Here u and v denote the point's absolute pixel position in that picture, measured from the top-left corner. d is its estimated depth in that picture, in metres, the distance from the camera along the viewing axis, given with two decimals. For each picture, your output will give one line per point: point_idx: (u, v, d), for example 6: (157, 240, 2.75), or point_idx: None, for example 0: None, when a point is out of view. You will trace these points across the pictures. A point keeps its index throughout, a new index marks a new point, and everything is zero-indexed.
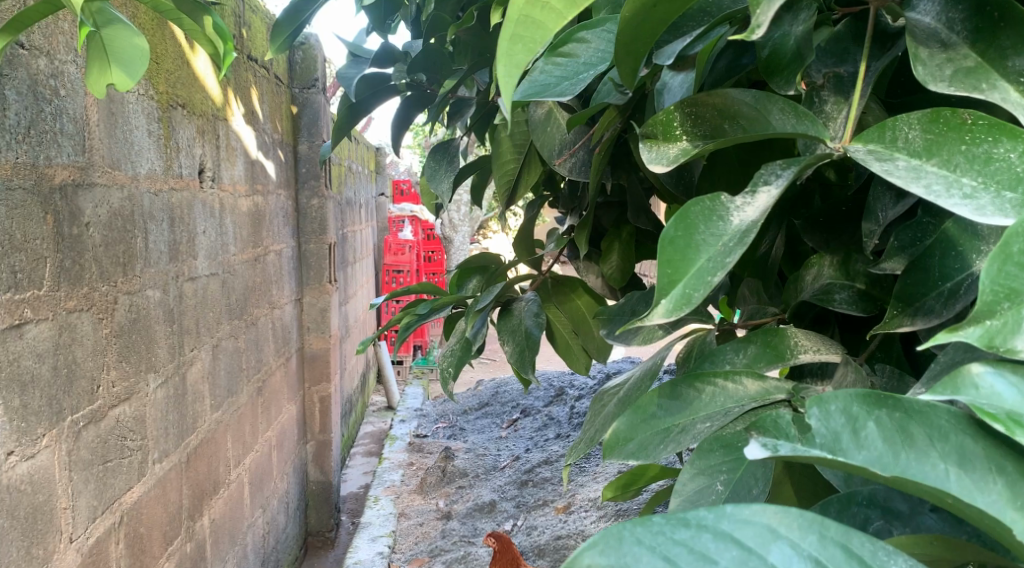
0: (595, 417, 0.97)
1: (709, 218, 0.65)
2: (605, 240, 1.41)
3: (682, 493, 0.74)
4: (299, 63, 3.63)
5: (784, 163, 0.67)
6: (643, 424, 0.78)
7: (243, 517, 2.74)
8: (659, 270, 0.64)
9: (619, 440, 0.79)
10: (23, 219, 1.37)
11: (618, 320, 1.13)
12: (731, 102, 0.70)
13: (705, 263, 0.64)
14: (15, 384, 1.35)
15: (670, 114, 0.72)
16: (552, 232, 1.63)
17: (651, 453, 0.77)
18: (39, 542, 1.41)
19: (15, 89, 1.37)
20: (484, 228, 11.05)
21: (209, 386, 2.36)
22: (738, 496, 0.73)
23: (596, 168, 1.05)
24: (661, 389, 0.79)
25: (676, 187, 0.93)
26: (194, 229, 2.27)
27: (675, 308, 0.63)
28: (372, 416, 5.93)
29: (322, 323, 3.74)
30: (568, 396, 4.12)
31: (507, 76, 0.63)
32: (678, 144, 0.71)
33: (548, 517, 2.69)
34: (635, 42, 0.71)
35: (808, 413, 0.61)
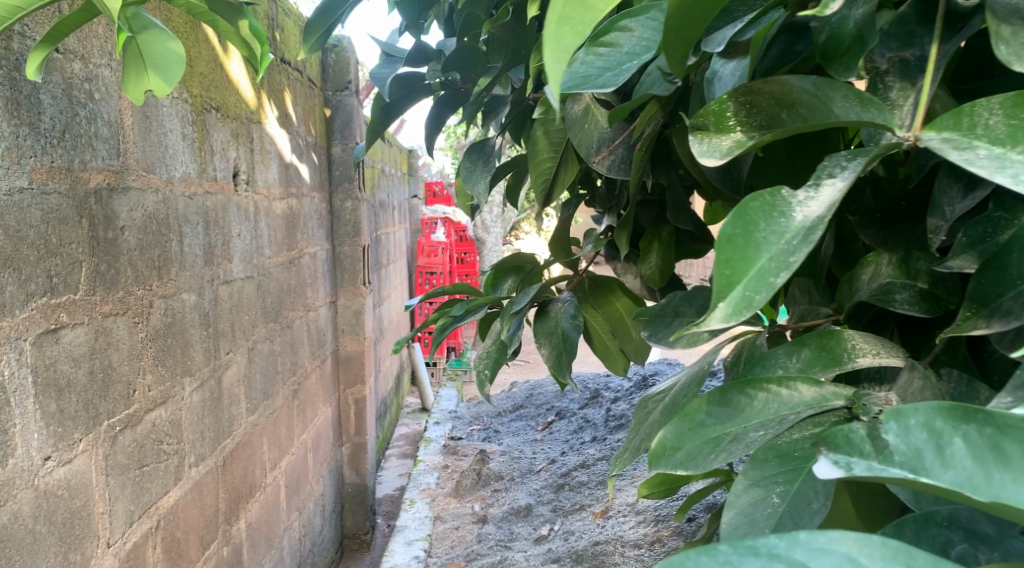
0: (640, 425, 0.94)
1: (769, 214, 0.62)
2: (644, 241, 1.38)
3: (736, 506, 0.70)
4: (332, 66, 3.63)
5: (849, 154, 0.65)
6: (691, 432, 0.75)
7: (279, 520, 2.73)
8: (716, 271, 0.60)
9: (666, 449, 0.76)
10: (58, 224, 1.36)
11: (660, 323, 1.08)
12: (788, 90, 0.67)
13: (766, 263, 0.60)
14: (52, 390, 1.34)
15: (723, 104, 0.68)
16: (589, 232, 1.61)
17: (701, 464, 0.73)
18: (77, 548, 1.40)
19: (50, 93, 1.37)
20: (516, 230, 11.06)
21: (244, 390, 2.36)
22: (796, 510, 0.69)
23: (636, 166, 1.02)
24: (709, 396, 0.75)
25: (722, 183, 0.89)
26: (229, 232, 2.27)
27: (735, 312, 0.60)
28: (407, 418, 5.94)
29: (357, 325, 3.73)
30: (603, 399, 4.08)
31: (555, 60, 0.59)
32: (731, 135, 0.68)
33: (585, 522, 2.66)
34: (683, 29, 0.68)
35: (887, 427, 0.61)
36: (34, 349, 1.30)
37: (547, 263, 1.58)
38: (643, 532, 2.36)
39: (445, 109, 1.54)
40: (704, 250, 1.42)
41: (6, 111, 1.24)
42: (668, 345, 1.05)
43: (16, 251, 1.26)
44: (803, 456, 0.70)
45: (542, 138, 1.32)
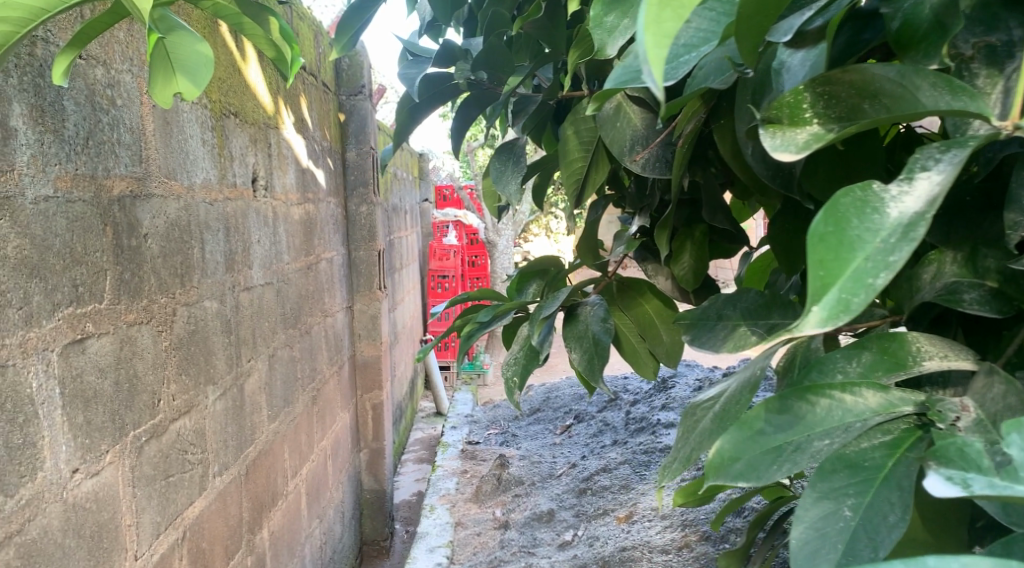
0: (688, 433, 0.91)
1: (862, 210, 0.61)
2: (677, 239, 1.33)
3: (805, 520, 0.68)
4: (346, 70, 3.62)
5: (942, 146, 0.64)
6: (750, 441, 0.72)
7: (300, 528, 2.71)
8: (811, 272, 0.59)
9: (724, 460, 0.72)
10: (83, 232, 1.34)
11: (703, 326, 1.06)
12: (869, 80, 0.68)
13: (862, 263, 0.59)
14: (79, 401, 1.32)
15: (799, 95, 0.69)
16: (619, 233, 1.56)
17: (764, 475, 0.70)
18: (105, 561, 1.38)
19: (73, 100, 1.34)
20: (526, 232, 11.03)
21: (266, 397, 2.34)
22: (872, 523, 0.66)
23: (676, 166, 0.98)
24: (768, 403, 0.72)
25: (771, 181, 0.87)
26: (249, 238, 2.25)
27: (830, 316, 0.58)
28: (422, 423, 5.90)
29: (373, 330, 3.71)
30: (623, 401, 4.05)
31: (656, 45, 0.56)
32: (808, 128, 0.68)
33: (609, 527, 2.63)
34: (756, 17, 0.69)
35: (1009, 439, 0.60)
36: (61, 360, 1.28)
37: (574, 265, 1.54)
38: (671, 538, 2.33)
39: (472, 110, 1.52)
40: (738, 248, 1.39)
41: (32, 119, 1.22)
42: (713, 350, 1.03)
43: (43, 259, 1.24)
44: (874, 467, 0.68)
45: (573, 137, 1.28)
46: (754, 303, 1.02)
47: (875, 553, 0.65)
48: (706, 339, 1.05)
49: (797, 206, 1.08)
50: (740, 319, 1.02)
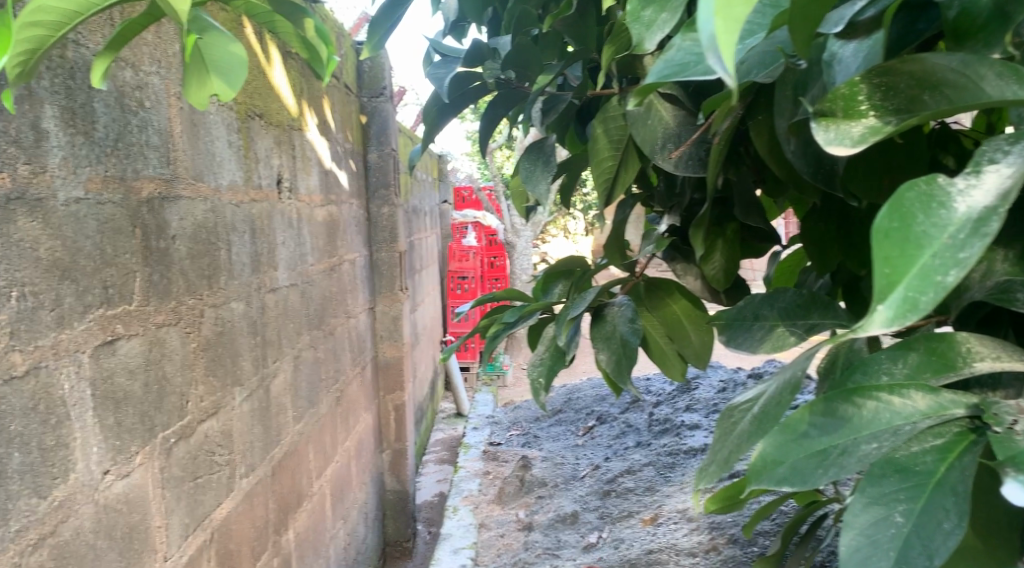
0: (726, 435, 0.89)
1: (928, 205, 0.61)
2: (708, 239, 1.30)
3: (855, 526, 0.67)
4: (367, 72, 3.62)
5: (1011, 138, 0.64)
6: (794, 444, 0.70)
7: (325, 529, 2.71)
8: (877, 269, 0.60)
9: (767, 464, 0.71)
10: (113, 234, 1.34)
11: (739, 327, 1.04)
12: (929, 71, 0.69)
13: (929, 261, 0.59)
14: (110, 402, 1.32)
15: (855, 87, 0.69)
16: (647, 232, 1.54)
17: (809, 480, 0.69)
18: (136, 562, 1.38)
19: (104, 102, 1.34)
20: (545, 234, 11.01)
21: (291, 398, 2.34)
22: (925, 529, 0.65)
23: (714, 165, 0.98)
24: (812, 406, 0.71)
25: (812, 177, 0.87)
26: (274, 240, 2.25)
27: (897, 316, 0.58)
28: (442, 424, 5.90)
29: (395, 331, 3.70)
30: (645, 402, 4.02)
31: (726, 32, 0.56)
32: (863, 121, 0.69)
33: (635, 529, 2.62)
34: (812, 5, 0.70)
35: None
36: (92, 362, 1.28)
37: (600, 265, 1.52)
38: (698, 540, 2.31)
39: (499, 109, 1.51)
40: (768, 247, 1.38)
41: (63, 121, 1.22)
42: (750, 351, 1.01)
43: (74, 262, 1.24)
44: (926, 472, 0.66)
45: (602, 136, 1.26)
46: (792, 303, 1.00)
47: (930, 562, 0.64)
48: (741, 340, 1.03)
49: (836, 203, 1.06)
50: (779, 320, 1.01)
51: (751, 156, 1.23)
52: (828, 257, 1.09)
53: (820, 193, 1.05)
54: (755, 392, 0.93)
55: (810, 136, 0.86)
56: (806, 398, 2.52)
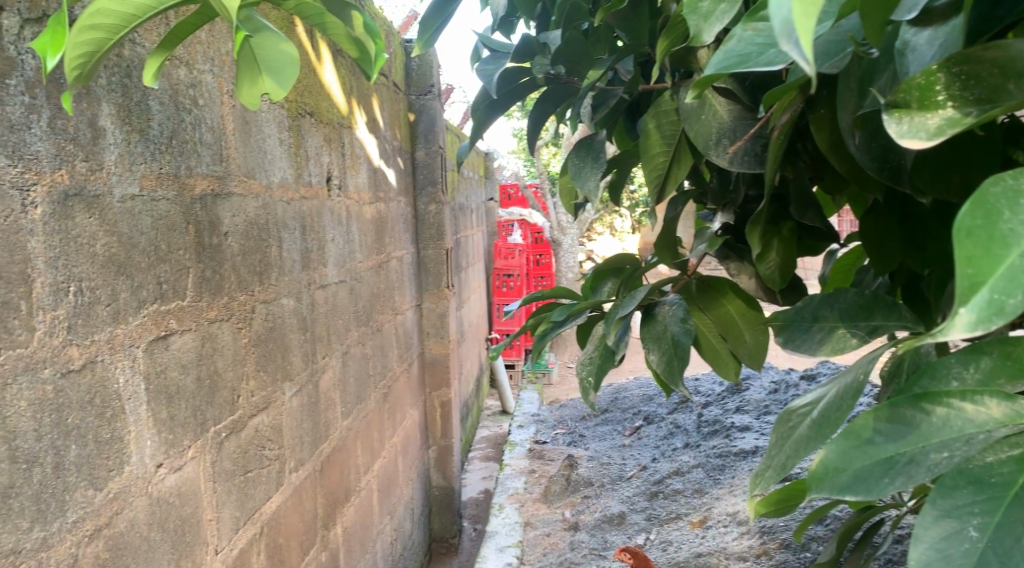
0: (783, 441, 0.88)
1: (1016, 200, 0.59)
2: (764, 237, 1.27)
3: (925, 540, 0.64)
4: (415, 70, 3.63)
5: None
6: (858, 452, 0.71)
7: (372, 524, 2.73)
8: (959, 270, 0.57)
9: (830, 470, 0.72)
10: (167, 230, 1.36)
11: (797, 328, 1.02)
12: (1011, 59, 0.68)
13: (1017, 261, 0.57)
14: (163, 397, 1.33)
15: (933, 76, 0.69)
16: (700, 231, 1.52)
17: (874, 488, 0.69)
18: (189, 554, 1.40)
19: (158, 99, 1.36)
20: (591, 232, 10.97)
21: (340, 394, 2.36)
22: (1001, 544, 0.62)
23: (772, 160, 0.96)
24: (877, 412, 0.71)
25: (877, 173, 0.86)
26: (324, 237, 2.27)
27: (981, 320, 0.56)
28: (488, 422, 5.91)
29: (442, 328, 3.71)
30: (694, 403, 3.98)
31: (804, 13, 0.55)
32: (940, 112, 0.68)
33: (683, 532, 2.59)
34: None
35: None
36: (146, 357, 1.29)
37: (651, 264, 1.50)
38: (748, 545, 2.28)
39: (548, 106, 1.50)
40: (824, 246, 1.35)
41: (119, 119, 1.24)
42: (809, 353, 0.99)
43: (129, 258, 1.26)
44: (1002, 483, 0.64)
45: (654, 130, 1.24)
46: (854, 303, 0.98)
47: None
48: (800, 341, 1.01)
49: (899, 200, 1.03)
50: (840, 321, 0.99)
51: (809, 153, 1.20)
52: (888, 256, 1.07)
53: (884, 190, 1.02)
54: (814, 396, 0.92)
55: (875, 128, 0.85)
56: (866, 402, 2.47)
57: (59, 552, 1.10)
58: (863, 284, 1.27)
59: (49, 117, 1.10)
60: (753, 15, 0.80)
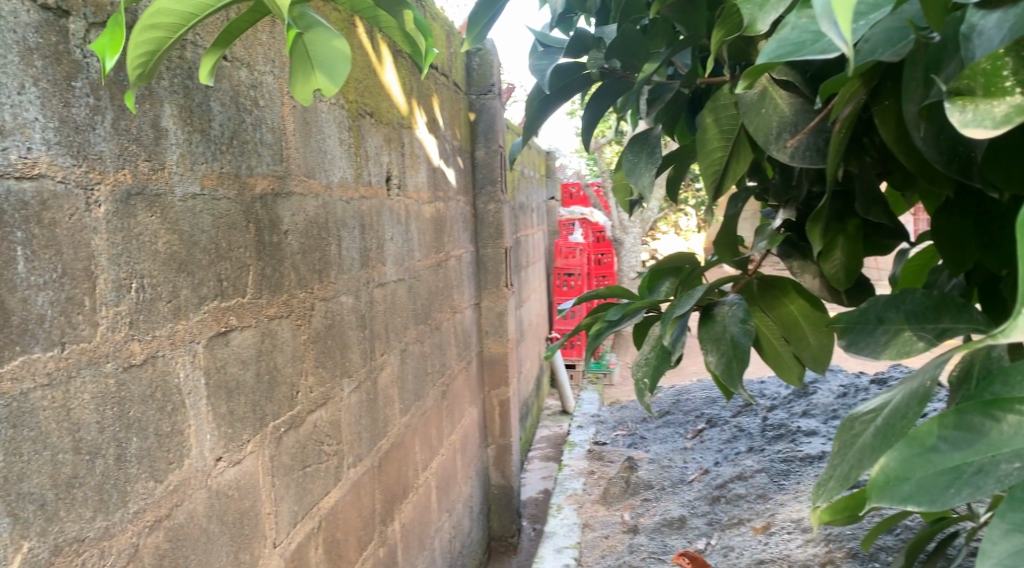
0: (846, 450, 0.89)
1: None
2: (828, 235, 1.25)
3: (993, 555, 0.64)
4: (476, 69, 3.64)
5: None
6: (920, 459, 0.71)
7: (430, 521, 2.75)
8: None
9: (891, 479, 0.71)
10: (228, 228, 1.39)
11: (860, 330, 1.00)
12: None
13: None
14: (223, 391, 1.36)
15: (998, 62, 0.69)
16: (762, 228, 1.49)
17: (938, 498, 0.69)
18: (247, 547, 1.42)
19: (219, 100, 1.39)
20: (655, 231, 10.88)
21: (398, 391, 2.38)
22: None
23: (833, 152, 0.95)
24: (942, 419, 0.71)
25: (945, 168, 0.84)
26: (383, 235, 2.29)
27: None
28: (548, 421, 5.90)
29: (501, 327, 3.71)
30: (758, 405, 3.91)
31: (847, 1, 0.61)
32: (1007, 99, 0.69)
33: (745, 537, 2.55)
34: None
35: None
36: (206, 352, 1.32)
37: (710, 263, 1.48)
38: (813, 553, 2.24)
39: (604, 101, 1.49)
40: (894, 244, 1.31)
41: (181, 119, 1.27)
42: (873, 356, 0.97)
43: (190, 255, 1.28)
44: None
45: (712, 125, 1.22)
46: (921, 305, 0.96)
47: None
48: (863, 344, 0.99)
49: (972, 195, 1.00)
50: (907, 324, 0.96)
51: (876, 147, 1.18)
52: (963, 256, 1.02)
53: (955, 185, 1.00)
54: (876, 402, 0.93)
55: (942, 121, 0.84)
56: (938, 407, 2.40)
57: (121, 541, 1.13)
58: (938, 285, 1.23)
59: (113, 118, 1.13)
60: (807, 1, 0.78)
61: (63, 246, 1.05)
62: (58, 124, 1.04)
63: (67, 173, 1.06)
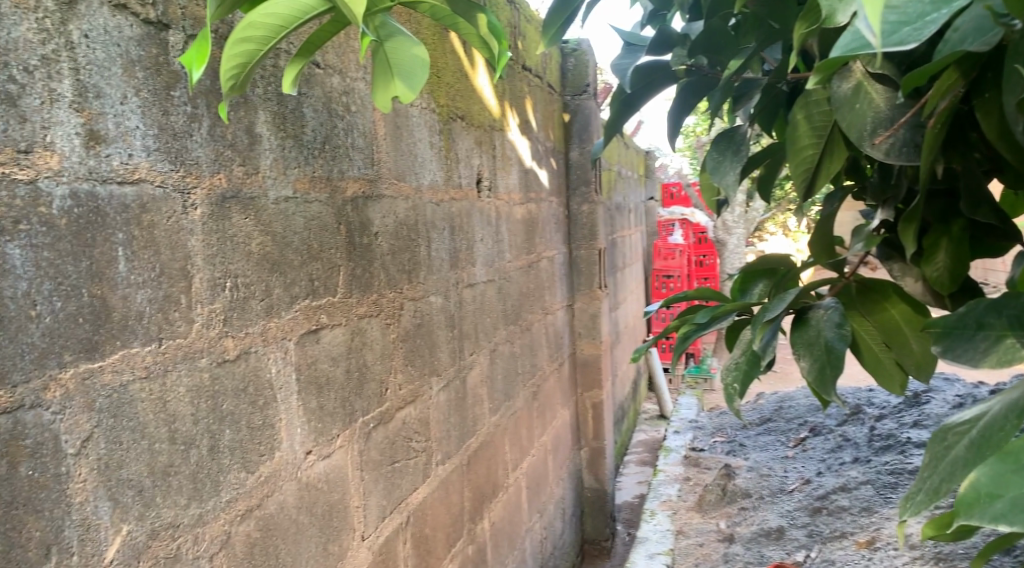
0: (937, 463, 0.87)
1: None
2: (931, 237, 1.20)
3: None
4: (571, 70, 3.64)
5: None
6: (1014, 476, 0.73)
7: (521, 521, 2.77)
8: None
9: (982, 498, 0.73)
10: (319, 230, 1.44)
11: (958, 337, 0.96)
12: None
13: None
14: (313, 387, 1.41)
15: None
16: (860, 228, 1.45)
17: None
18: (336, 539, 1.47)
19: (312, 106, 1.44)
20: (760, 231, 10.65)
21: (488, 390, 2.40)
22: None
23: (929, 146, 0.93)
24: None
25: None
26: (473, 237, 2.32)
27: None
28: (644, 425, 5.86)
29: (594, 329, 3.71)
30: (866, 415, 3.71)
31: None
32: None
33: (847, 552, 2.48)
34: None
35: None
36: (298, 349, 1.37)
37: (805, 265, 1.44)
38: None
39: (691, 98, 1.48)
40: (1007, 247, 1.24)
41: (274, 125, 1.32)
42: (972, 365, 0.94)
43: (283, 255, 1.34)
44: None
45: (803, 122, 1.19)
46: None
47: None
48: (961, 352, 0.95)
49: None
50: (1010, 331, 0.93)
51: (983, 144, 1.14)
52: None
53: None
54: (973, 413, 0.90)
55: None
56: None
57: (214, 529, 1.18)
58: None
59: (209, 125, 1.19)
60: None
61: (162, 247, 1.11)
62: (157, 131, 1.10)
63: (165, 178, 1.12)
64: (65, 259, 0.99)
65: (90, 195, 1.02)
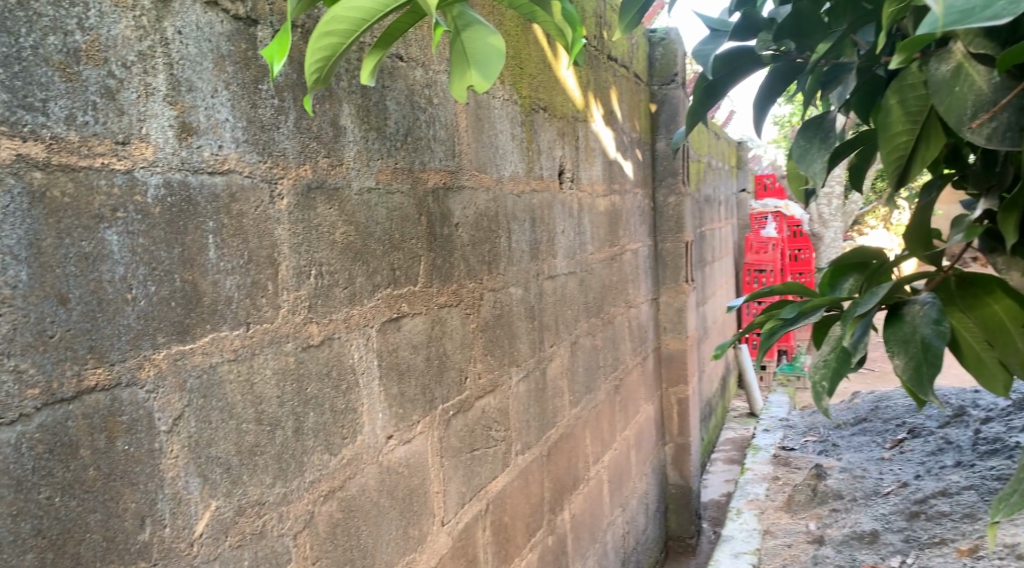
0: None
1: None
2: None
3: None
4: (658, 60, 3.61)
5: None
6: None
7: (602, 515, 2.77)
8: None
9: None
10: (400, 221, 1.47)
11: None
12: None
13: None
14: (394, 373, 1.44)
15: None
16: (960, 219, 1.39)
17: None
18: (415, 524, 1.50)
19: (395, 99, 1.47)
20: (859, 225, 10.32)
21: (568, 382, 2.41)
22: None
23: None
24: None
25: None
26: (554, 228, 2.33)
27: None
28: (732, 422, 5.78)
29: (679, 323, 3.67)
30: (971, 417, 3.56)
31: None
32: None
33: (947, 560, 2.40)
34: None
35: None
36: (379, 336, 1.41)
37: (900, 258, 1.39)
38: None
39: (777, 84, 1.45)
40: None
41: (358, 118, 1.36)
42: None
43: (365, 245, 1.37)
44: None
45: (897, 107, 1.15)
46: None
47: None
48: None
49: None
50: None
51: None
52: None
53: None
54: None
55: None
56: None
57: (298, 508, 1.23)
58: None
59: (296, 118, 1.23)
60: None
61: (250, 235, 1.16)
62: (246, 124, 1.15)
63: (254, 168, 1.16)
64: (158, 246, 1.04)
65: (182, 184, 1.07)
